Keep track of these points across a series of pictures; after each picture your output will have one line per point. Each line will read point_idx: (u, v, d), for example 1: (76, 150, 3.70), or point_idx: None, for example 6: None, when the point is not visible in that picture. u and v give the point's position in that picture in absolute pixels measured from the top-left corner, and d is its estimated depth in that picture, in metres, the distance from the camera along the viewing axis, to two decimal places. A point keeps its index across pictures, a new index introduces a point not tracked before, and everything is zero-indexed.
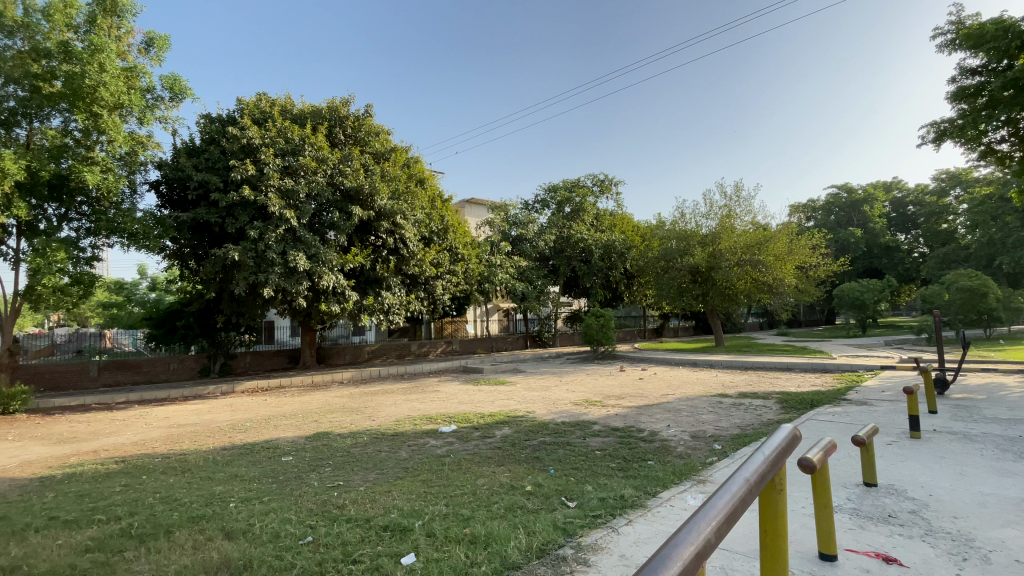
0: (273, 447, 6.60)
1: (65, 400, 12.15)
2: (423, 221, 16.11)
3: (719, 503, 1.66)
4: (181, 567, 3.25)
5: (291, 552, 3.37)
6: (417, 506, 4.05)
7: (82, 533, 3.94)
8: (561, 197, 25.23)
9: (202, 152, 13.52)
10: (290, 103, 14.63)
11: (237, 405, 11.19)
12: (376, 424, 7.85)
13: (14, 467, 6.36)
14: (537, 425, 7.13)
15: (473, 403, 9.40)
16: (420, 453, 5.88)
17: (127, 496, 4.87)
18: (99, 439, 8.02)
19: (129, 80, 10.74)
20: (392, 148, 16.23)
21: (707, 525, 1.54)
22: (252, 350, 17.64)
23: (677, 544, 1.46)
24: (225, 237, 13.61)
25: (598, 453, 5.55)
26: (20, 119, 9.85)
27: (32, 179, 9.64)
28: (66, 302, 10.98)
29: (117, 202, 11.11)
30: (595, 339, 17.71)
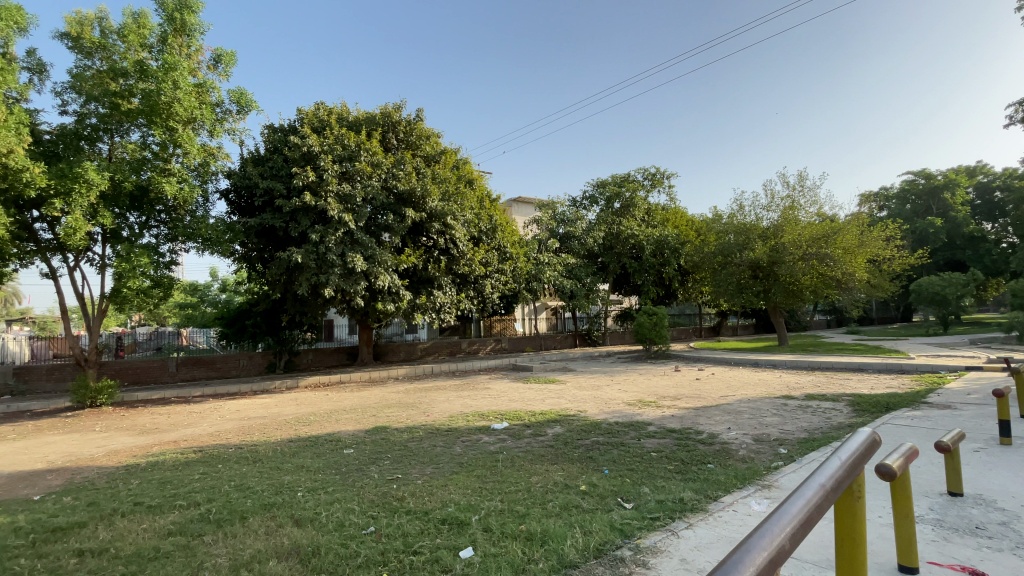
0: (335, 440, 6.91)
1: (148, 394, 13.26)
2: (471, 220, 16.36)
3: (792, 507, 1.57)
4: (256, 551, 3.47)
5: (355, 540, 3.52)
6: (473, 501, 4.12)
7: (165, 518, 4.28)
8: (610, 192, 24.69)
9: (267, 160, 14.33)
10: (346, 111, 15.29)
11: (301, 400, 11.81)
12: (431, 419, 8.05)
13: (106, 455, 7.00)
14: (590, 424, 7.06)
15: (525, 402, 9.43)
16: (473, 448, 5.97)
17: (204, 483, 5.25)
18: (178, 430, 8.70)
19: (200, 95, 11.51)
20: (442, 150, 16.59)
21: (780, 529, 1.47)
22: (314, 347, 18.58)
23: (749, 550, 1.39)
24: (289, 241, 14.36)
25: (654, 455, 5.42)
26: (102, 134, 10.87)
27: (116, 190, 10.65)
28: (149, 304, 11.99)
29: (192, 210, 11.98)
30: (647, 338, 17.31)
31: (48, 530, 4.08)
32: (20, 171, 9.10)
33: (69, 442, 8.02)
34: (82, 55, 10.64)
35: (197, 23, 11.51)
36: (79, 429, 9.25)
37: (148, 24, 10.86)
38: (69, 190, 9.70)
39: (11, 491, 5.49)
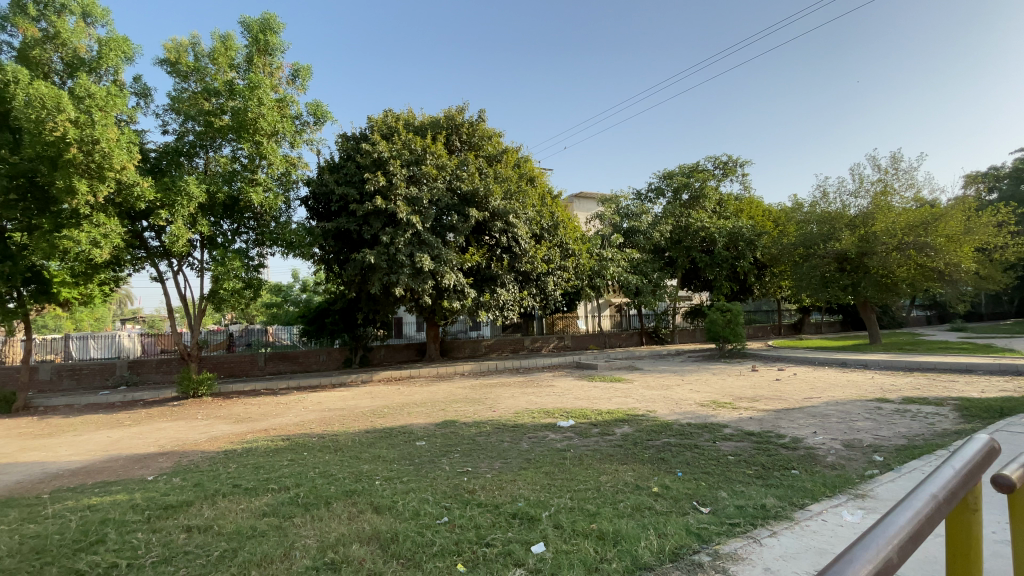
0: (407, 432, 7.20)
1: (241, 386, 14.50)
2: (533, 218, 16.40)
3: (919, 501, 1.33)
4: (341, 535, 3.70)
5: (430, 529, 3.66)
6: (543, 497, 4.15)
7: (259, 500, 4.68)
8: (678, 183, 23.75)
9: (341, 167, 15.15)
10: (412, 116, 15.86)
11: (375, 393, 12.42)
12: (498, 415, 8.18)
13: (209, 441, 7.76)
14: (660, 425, 6.85)
15: (591, 400, 9.33)
16: (540, 445, 6.00)
17: (291, 469, 5.67)
18: (268, 419, 9.45)
19: (281, 110, 12.38)
20: (504, 149, 16.75)
21: (909, 518, 1.24)
22: (386, 343, 19.45)
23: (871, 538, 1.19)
24: (362, 243, 15.10)
25: (732, 459, 5.17)
26: (199, 150, 11.96)
27: (212, 200, 11.75)
28: (241, 304, 13.09)
29: (277, 216, 12.93)
30: (721, 335, 16.53)
31: (162, 506, 4.58)
32: (132, 186, 10.28)
33: (176, 429, 8.94)
34: (179, 79, 11.76)
35: (278, 43, 12.38)
36: (185, 417, 10.30)
37: (233, 46, 11.80)
38: (173, 203, 10.80)
39: (131, 471, 6.21)
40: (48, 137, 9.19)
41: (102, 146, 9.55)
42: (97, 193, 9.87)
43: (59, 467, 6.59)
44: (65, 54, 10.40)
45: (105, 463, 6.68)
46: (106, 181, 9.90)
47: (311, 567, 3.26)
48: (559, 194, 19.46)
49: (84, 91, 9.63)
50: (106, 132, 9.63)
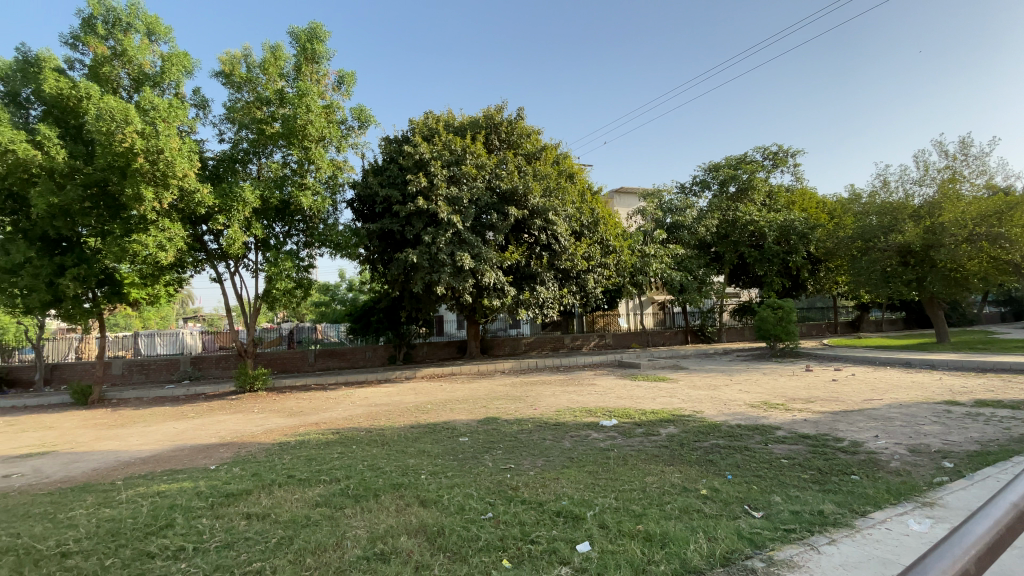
0: (451, 428, 7.33)
1: (293, 381, 15.16)
2: (573, 214, 16.27)
3: (996, 508, 1.20)
4: (389, 527, 3.82)
5: (475, 524, 3.71)
6: (587, 496, 4.12)
7: (312, 490, 4.89)
8: (725, 175, 22.93)
9: (385, 169, 15.53)
10: (452, 117, 16.07)
11: (418, 389, 12.68)
12: (539, 412, 8.19)
13: (265, 433, 8.16)
14: (707, 426, 6.66)
15: (634, 399, 9.18)
16: (583, 444, 5.95)
17: (341, 462, 5.89)
18: (318, 414, 9.84)
19: (328, 116, 12.83)
20: (543, 147, 16.71)
21: (987, 527, 1.12)
22: (428, 341, 19.82)
23: (944, 551, 1.06)
24: (405, 243, 15.45)
25: (786, 462, 4.97)
26: (252, 157, 12.57)
27: (265, 204, 12.35)
28: (292, 304, 13.69)
29: (324, 219, 13.43)
30: (771, 334, 15.88)
31: (223, 494, 4.87)
32: (193, 193, 10.93)
33: (235, 421, 9.46)
34: (233, 90, 12.38)
35: (324, 51, 12.83)
36: (242, 410, 10.87)
37: (282, 55, 12.30)
38: (230, 208, 11.43)
39: (196, 460, 6.63)
40: (118, 148, 9.88)
41: (166, 155, 10.20)
42: (162, 200, 10.55)
43: (132, 455, 7.10)
44: (132, 70, 11.16)
45: (172, 452, 7.16)
46: (169, 188, 10.55)
47: (362, 558, 3.37)
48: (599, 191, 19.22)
49: (149, 104, 10.29)
50: (169, 142, 10.28)
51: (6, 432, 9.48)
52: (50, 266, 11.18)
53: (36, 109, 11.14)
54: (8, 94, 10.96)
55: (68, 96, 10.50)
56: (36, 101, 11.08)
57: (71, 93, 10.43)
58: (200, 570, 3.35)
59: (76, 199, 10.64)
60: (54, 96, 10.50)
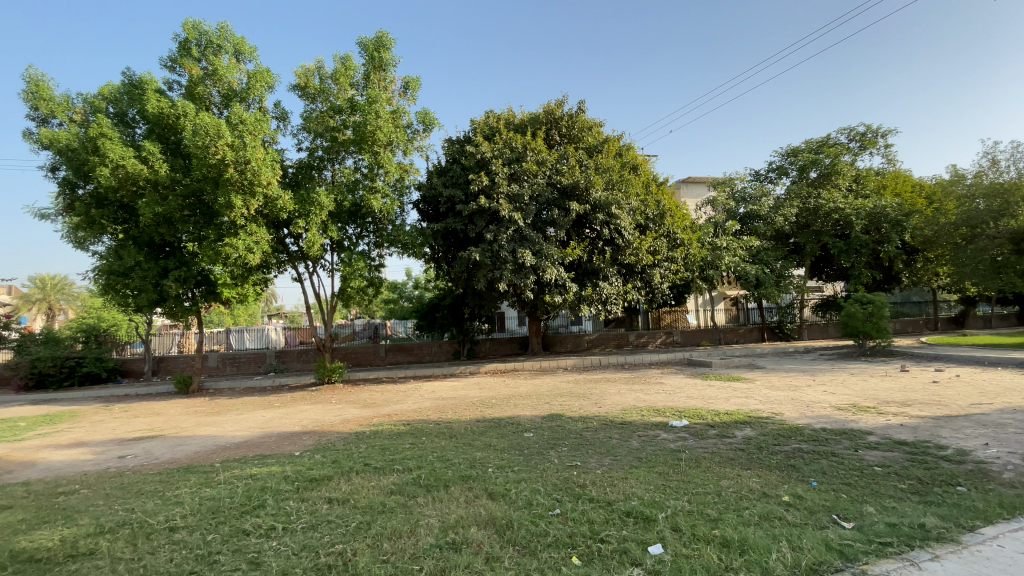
0: (515, 423, 7.40)
1: (366, 375, 15.97)
2: (638, 207, 15.85)
3: None
4: (459, 517, 3.93)
5: (543, 520, 3.73)
6: (658, 497, 4.02)
7: (387, 478, 5.14)
8: (805, 161, 21.38)
9: (448, 170, 15.90)
10: (513, 115, 16.17)
11: (483, 384, 12.93)
12: (605, 410, 8.07)
13: (342, 423, 8.67)
14: (787, 428, 6.27)
15: (706, 399, 8.81)
16: (652, 444, 5.80)
17: (412, 452, 6.14)
18: (390, 406, 10.30)
19: (395, 121, 13.34)
20: (605, 139, 16.39)
21: None
22: (491, 337, 20.15)
23: None
24: (468, 241, 15.75)
25: (879, 470, 4.56)
26: (326, 164, 13.31)
27: (339, 208, 13.12)
28: (364, 302, 14.42)
29: (393, 220, 14.01)
30: (859, 331, 14.62)
31: (307, 479, 5.23)
32: (276, 200, 11.80)
33: (315, 411, 10.12)
34: (309, 101, 13.10)
35: (390, 58, 13.34)
36: (321, 401, 11.60)
37: (352, 65, 12.92)
38: (308, 212, 12.23)
39: (282, 447, 7.17)
40: (212, 160, 10.83)
41: (252, 165, 11.06)
42: (249, 206, 11.48)
43: (226, 441, 7.80)
44: (223, 88, 12.18)
45: (261, 439, 7.78)
46: (255, 196, 11.44)
47: (435, 546, 3.49)
48: (665, 182, 18.56)
49: (238, 119, 11.21)
50: (255, 152, 11.14)
51: (124, 417, 10.74)
52: (155, 269, 12.48)
53: (140, 127, 12.44)
54: (117, 115, 12.31)
55: (168, 114, 11.61)
56: (141, 120, 12.38)
57: (171, 111, 11.54)
58: (289, 549, 3.63)
59: (177, 208, 11.80)
60: (156, 115, 11.66)
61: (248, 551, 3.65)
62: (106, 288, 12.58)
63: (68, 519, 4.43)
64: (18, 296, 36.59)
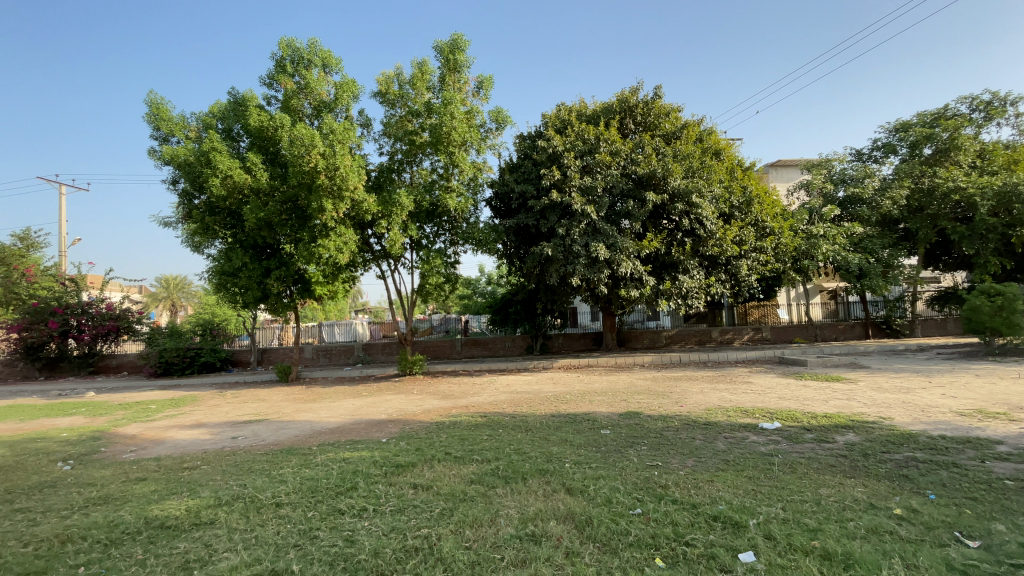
0: (592, 420, 7.33)
1: (444, 367, 16.58)
2: (721, 195, 15.01)
3: None
4: (538, 510, 3.96)
5: (623, 519, 3.67)
6: (747, 502, 3.79)
7: (467, 468, 5.31)
8: (916, 136, 19.00)
9: (520, 166, 15.98)
10: (585, 106, 15.93)
11: (558, 379, 12.95)
12: (687, 410, 7.77)
13: (424, 413, 9.08)
14: (897, 435, 5.65)
15: (800, 401, 8.18)
16: (739, 447, 5.49)
17: (490, 444, 6.28)
18: (467, 398, 10.63)
19: (469, 120, 13.65)
20: (683, 125, 15.66)
21: None
22: (564, 332, 20.05)
23: None
24: (540, 237, 15.74)
25: (1013, 484, 3.98)
26: (405, 166, 13.92)
27: (418, 208, 13.70)
28: (441, 298, 14.94)
29: (467, 218, 14.38)
30: (986, 327, 12.83)
31: (394, 465, 5.54)
32: (362, 203, 12.54)
33: (398, 401, 10.69)
34: (389, 107, 13.70)
35: (465, 60, 13.66)
36: (404, 392, 12.22)
37: (428, 70, 13.37)
38: (390, 213, 12.91)
39: (370, 433, 7.66)
40: (305, 168, 11.70)
41: (341, 171, 11.86)
42: (338, 210, 12.29)
43: (321, 426, 8.46)
44: (314, 99, 13.14)
45: (352, 425, 8.36)
46: (343, 200, 12.24)
47: (515, 536, 3.56)
48: (751, 167, 17.38)
49: (329, 129, 12.06)
50: (342, 159, 11.92)
51: (235, 402, 12.00)
52: (259, 269, 13.78)
53: (244, 141, 13.75)
54: (225, 131, 13.69)
55: (267, 126, 12.73)
56: (244, 134, 13.67)
57: (270, 124, 12.64)
58: (380, 529, 3.87)
59: (276, 212, 12.92)
60: (258, 128, 12.80)
61: (344, 529, 3.93)
62: (219, 286, 14.10)
63: (192, 491, 5.04)
64: (148, 294, 42.13)
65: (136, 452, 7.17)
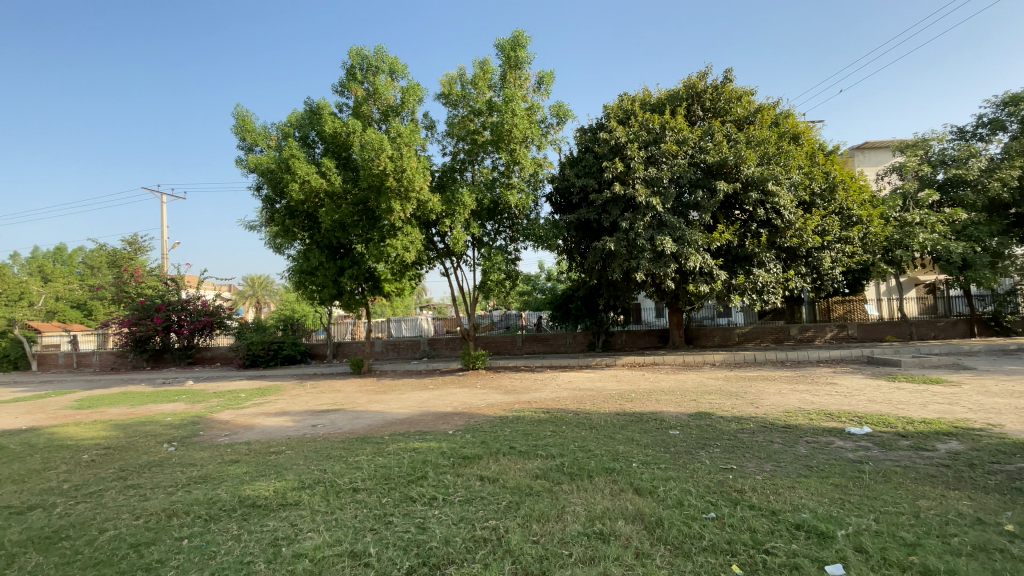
0: (659, 419, 7.12)
1: (506, 363, 16.79)
2: (801, 182, 14.03)
3: None
4: (606, 508, 3.91)
5: (697, 522, 3.54)
6: (833, 512, 3.53)
7: (532, 462, 5.34)
8: None
9: (581, 159, 15.75)
10: (649, 95, 15.43)
11: (622, 377, 12.69)
12: (762, 411, 7.37)
13: (488, 407, 9.24)
14: (1010, 444, 5.02)
15: (893, 404, 7.48)
16: (824, 452, 5.11)
17: (554, 440, 6.27)
18: (530, 393, 10.69)
19: (530, 117, 13.66)
20: (757, 109, 14.76)
21: None
22: (627, 329, 19.59)
23: None
24: (602, 232, 15.48)
25: None
26: (467, 165, 14.16)
27: (480, 206, 13.96)
28: (503, 294, 15.10)
29: (528, 214, 14.44)
30: None
31: (461, 456, 5.69)
32: (427, 203, 12.94)
33: (462, 394, 10.95)
34: (452, 107, 13.98)
35: (526, 56, 13.67)
36: (467, 386, 12.51)
37: (489, 68, 13.51)
38: (453, 212, 13.24)
39: (437, 425, 7.92)
40: (375, 171, 12.23)
41: (407, 172, 12.28)
42: (406, 210, 12.75)
43: (392, 417, 8.83)
44: (382, 105, 13.72)
45: (419, 417, 8.67)
46: (410, 200, 12.67)
47: (583, 534, 3.53)
48: (834, 151, 16.08)
49: (396, 132, 12.54)
50: (409, 161, 12.34)
51: (313, 393, 12.82)
52: (334, 267, 14.61)
53: (318, 147, 14.58)
54: (302, 138, 14.57)
55: (340, 132, 13.41)
56: (318, 141, 14.49)
57: (342, 130, 13.33)
58: (450, 518, 3.99)
59: (349, 214, 13.63)
60: (331, 134, 13.54)
61: (415, 516, 4.09)
62: (298, 284, 15.12)
63: (278, 474, 5.45)
64: (236, 292, 46.00)
65: (229, 436, 7.85)
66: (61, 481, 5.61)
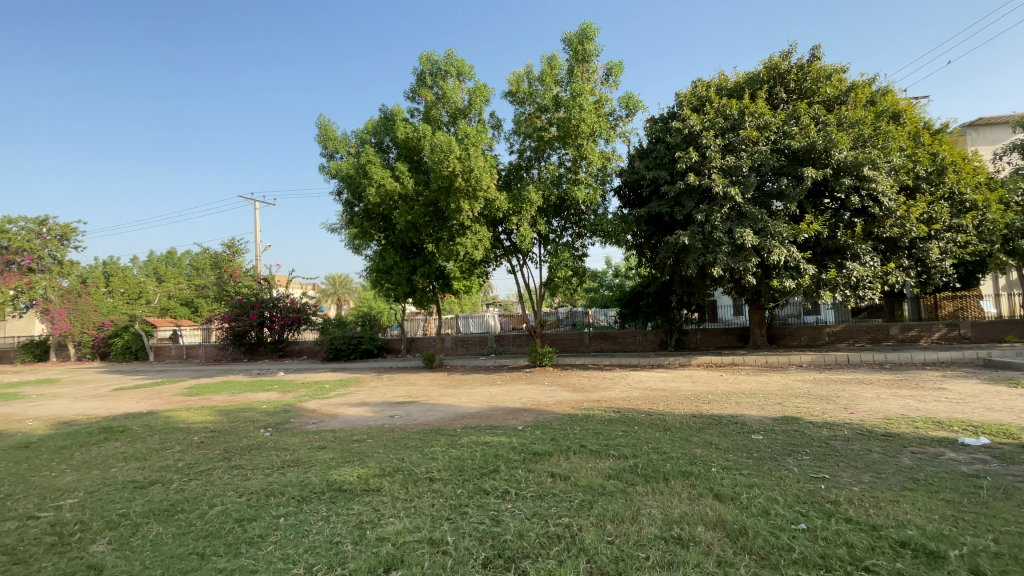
0: (740, 423, 6.74)
1: (573, 360, 16.67)
2: (902, 165, 12.69)
3: None
4: (683, 513, 3.78)
5: (786, 533, 3.32)
6: (945, 530, 3.17)
7: (604, 462, 5.27)
8: None
9: (651, 151, 15.23)
10: (725, 79, 14.61)
11: (696, 378, 12.18)
12: (858, 418, 6.75)
13: (556, 405, 9.23)
14: None
15: (1018, 413, 6.58)
16: (932, 464, 4.59)
17: (627, 440, 6.14)
18: (599, 392, 10.56)
19: (598, 110, 13.47)
20: (850, 87, 13.53)
21: None
22: (702, 327, 18.70)
23: None
24: (675, 225, 14.91)
25: None
26: (534, 162, 14.19)
27: (547, 203, 13.93)
28: (570, 291, 14.99)
29: (596, 210, 14.23)
30: None
31: (532, 452, 5.73)
32: (495, 202, 13.15)
33: (531, 391, 11.02)
34: (518, 105, 14.06)
35: (593, 49, 13.45)
36: (535, 382, 12.58)
37: (557, 65, 13.45)
38: (520, 210, 13.34)
39: (506, 420, 8.03)
40: (445, 172, 12.59)
41: (475, 171, 12.53)
42: (474, 209, 13.02)
43: (463, 411, 9.09)
44: (451, 108, 14.08)
45: (489, 412, 8.84)
46: (478, 199, 12.94)
47: (659, 537, 3.44)
48: (942, 129, 14.36)
49: (464, 134, 12.85)
50: (476, 161, 12.57)
51: (390, 386, 13.48)
52: (407, 267, 15.25)
53: (392, 151, 15.25)
54: (377, 144, 15.30)
55: (412, 136, 13.94)
56: (392, 146, 15.15)
57: (414, 134, 13.86)
58: (522, 513, 4.04)
59: (421, 215, 14.14)
60: (404, 139, 14.11)
61: (489, 509, 4.19)
62: (376, 283, 15.98)
63: (361, 461, 5.80)
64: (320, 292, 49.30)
65: (317, 424, 8.46)
66: (176, 460, 6.32)
